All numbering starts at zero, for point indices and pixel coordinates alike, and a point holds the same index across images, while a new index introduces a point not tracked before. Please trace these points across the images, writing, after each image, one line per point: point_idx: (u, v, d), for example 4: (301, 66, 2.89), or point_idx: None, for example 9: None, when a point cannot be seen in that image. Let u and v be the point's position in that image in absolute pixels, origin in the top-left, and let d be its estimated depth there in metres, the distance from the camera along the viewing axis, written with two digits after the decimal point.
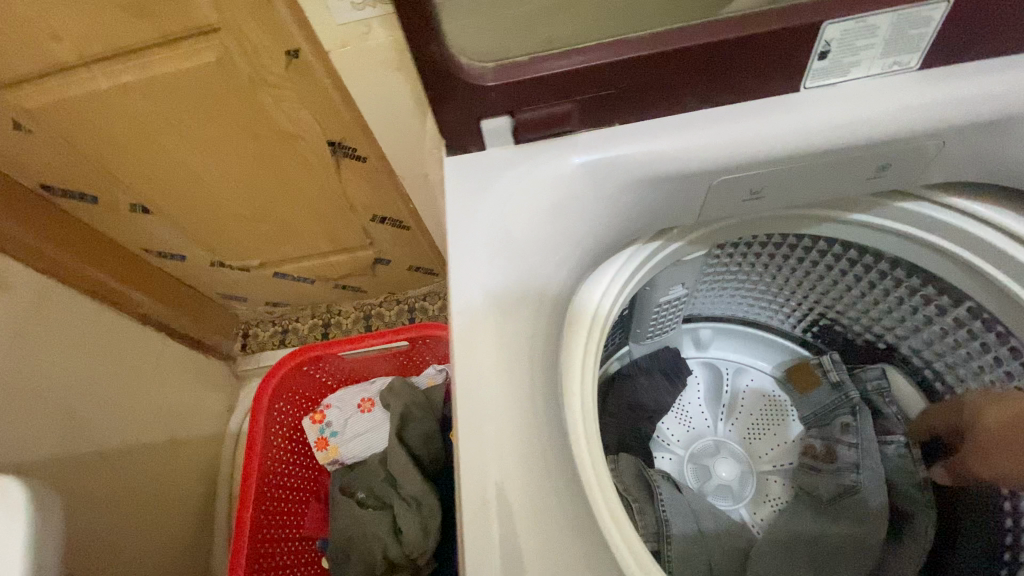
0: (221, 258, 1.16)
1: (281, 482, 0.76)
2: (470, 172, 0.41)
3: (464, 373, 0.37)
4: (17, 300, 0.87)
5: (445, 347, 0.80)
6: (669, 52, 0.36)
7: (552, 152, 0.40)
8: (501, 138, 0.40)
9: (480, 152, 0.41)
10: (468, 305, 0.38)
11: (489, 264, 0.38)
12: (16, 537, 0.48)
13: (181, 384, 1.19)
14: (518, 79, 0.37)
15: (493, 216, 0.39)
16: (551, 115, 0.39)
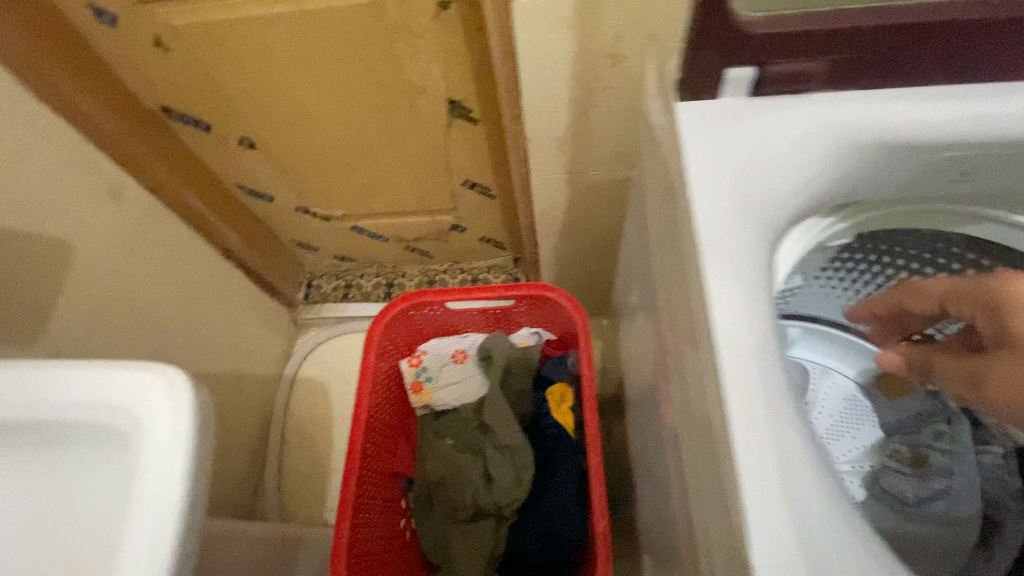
0: (308, 204, 1.19)
1: (379, 418, 0.78)
2: (707, 117, 0.48)
3: (716, 270, 0.42)
4: (122, 216, 0.89)
5: (548, 310, 0.81)
6: (923, 26, 0.43)
7: (786, 104, 0.48)
8: (740, 87, 0.48)
9: (717, 99, 0.48)
10: (717, 215, 0.44)
11: (733, 186, 0.45)
12: (183, 422, 0.49)
13: (250, 322, 1.21)
14: (786, 34, 0.43)
15: (735, 148, 0.46)
16: (795, 72, 0.47)
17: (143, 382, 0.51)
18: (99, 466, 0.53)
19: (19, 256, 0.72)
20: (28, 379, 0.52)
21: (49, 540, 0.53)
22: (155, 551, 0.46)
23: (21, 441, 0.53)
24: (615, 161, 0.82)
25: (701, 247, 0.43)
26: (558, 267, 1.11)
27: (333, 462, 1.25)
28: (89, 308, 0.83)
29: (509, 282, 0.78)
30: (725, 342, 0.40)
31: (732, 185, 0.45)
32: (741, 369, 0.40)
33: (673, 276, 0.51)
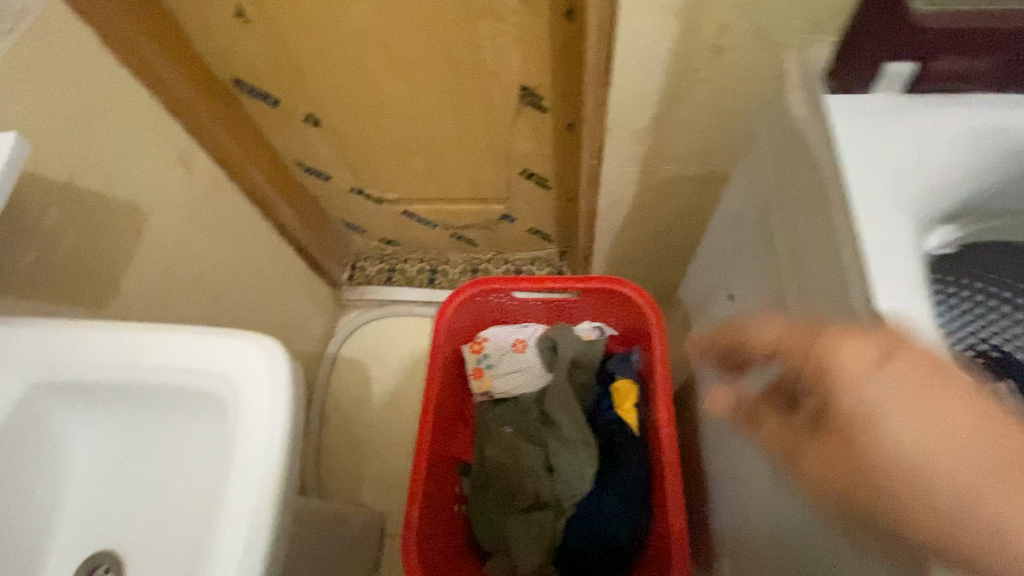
0: (362, 184, 1.18)
1: (445, 401, 0.80)
2: (861, 111, 0.44)
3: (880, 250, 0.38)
4: (190, 185, 0.89)
5: (614, 304, 0.80)
6: None
7: (941, 106, 0.45)
8: (893, 85, 0.45)
9: (867, 94, 0.45)
10: (879, 203, 0.39)
11: (888, 174, 0.41)
12: (280, 393, 0.49)
13: (297, 299, 1.22)
14: (962, 25, 0.41)
15: (890, 140, 0.43)
16: (957, 71, 0.44)
17: (242, 351, 0.51)
18: (202, 430, 0.54)
19: (101, 218, 0.73)
20: (128, 343, 0.52)
21: (155, 498, 0.55)
22: (252, 522, 0.45)
23: (124, 404, 0.54)
24: (693, 158, 0.80)
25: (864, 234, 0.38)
26: (612, 262, 1.09)
27: (371, 444, 1.25)
28: (156, 275, 0.83)
29: (580, 274, 0.77)
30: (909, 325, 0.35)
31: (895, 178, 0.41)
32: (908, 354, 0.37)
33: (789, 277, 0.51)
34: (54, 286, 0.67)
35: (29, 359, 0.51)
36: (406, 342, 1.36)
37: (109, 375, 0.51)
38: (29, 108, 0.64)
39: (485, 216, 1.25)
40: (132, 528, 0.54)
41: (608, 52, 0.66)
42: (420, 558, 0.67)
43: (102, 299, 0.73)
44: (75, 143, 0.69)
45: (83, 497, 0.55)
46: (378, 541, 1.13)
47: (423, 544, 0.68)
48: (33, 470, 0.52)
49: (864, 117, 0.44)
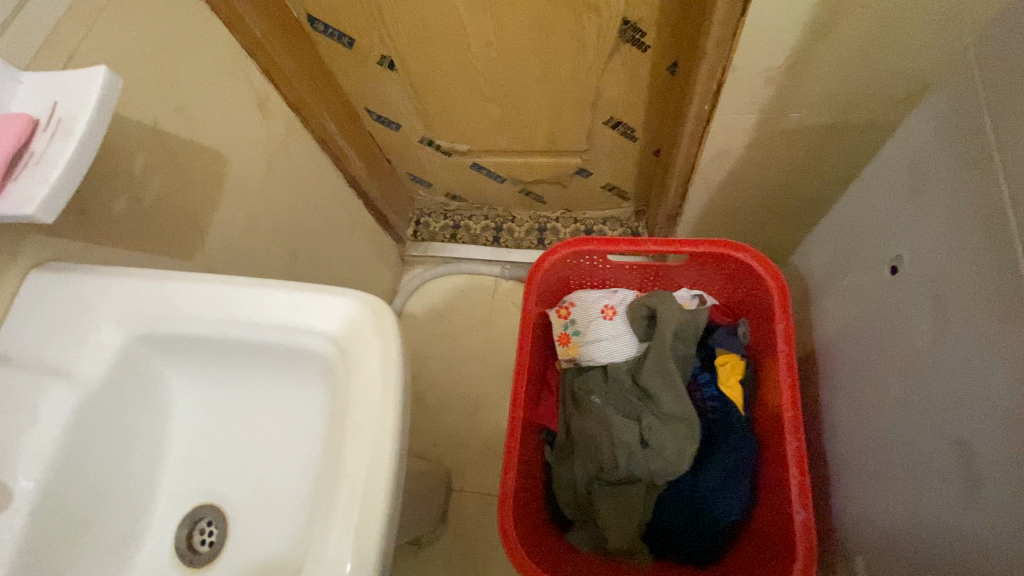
0: (433, 135, 1.12)
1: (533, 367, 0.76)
2: None
3: None
4: (267, 132, 0.86)
5: (723, 267, 0.74)
6: None
7: None
8: None
9: None
10: None
11: None
12: (390, 354, 0.45)
13: (364, 255, 1.20)
14: None
15: None
16: None
17: (349, 308, 0.48)
18: (302, 385, 0.52)
19: (186, 164, 0.70)
20: (229, 297, 0.49)
21: (258, 451, 0.54)
22: (369, 486, 0.42)
23: (223, 359, 0.52)
24: (826, 104, 0.69)
25: None
26: (702, 224, 1.00)
27: (436, 401, 1.24)
28: (238, 225, 0.81)
29: (690, 237, 0.71)
30: None
31: None
32: None
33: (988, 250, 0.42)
34: (148, 234, 0.65)
35: (130, 310, 0.49)
36: (471, 301, 1.32)
37: (209, 328, 0.49)
38: (114, 43, 0.60)
39: (560, 171, 1.17)
40: (237, 480, 0.54)
41: None
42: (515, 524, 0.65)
43: (190, 248, 0.71)
44: (159, 83, 0.66)
45: (185, 450, 0.55)
46: (445, 496, 1.14)
47: (517, 510, 0.66)
48: (140, 423, 0.51)
49: None
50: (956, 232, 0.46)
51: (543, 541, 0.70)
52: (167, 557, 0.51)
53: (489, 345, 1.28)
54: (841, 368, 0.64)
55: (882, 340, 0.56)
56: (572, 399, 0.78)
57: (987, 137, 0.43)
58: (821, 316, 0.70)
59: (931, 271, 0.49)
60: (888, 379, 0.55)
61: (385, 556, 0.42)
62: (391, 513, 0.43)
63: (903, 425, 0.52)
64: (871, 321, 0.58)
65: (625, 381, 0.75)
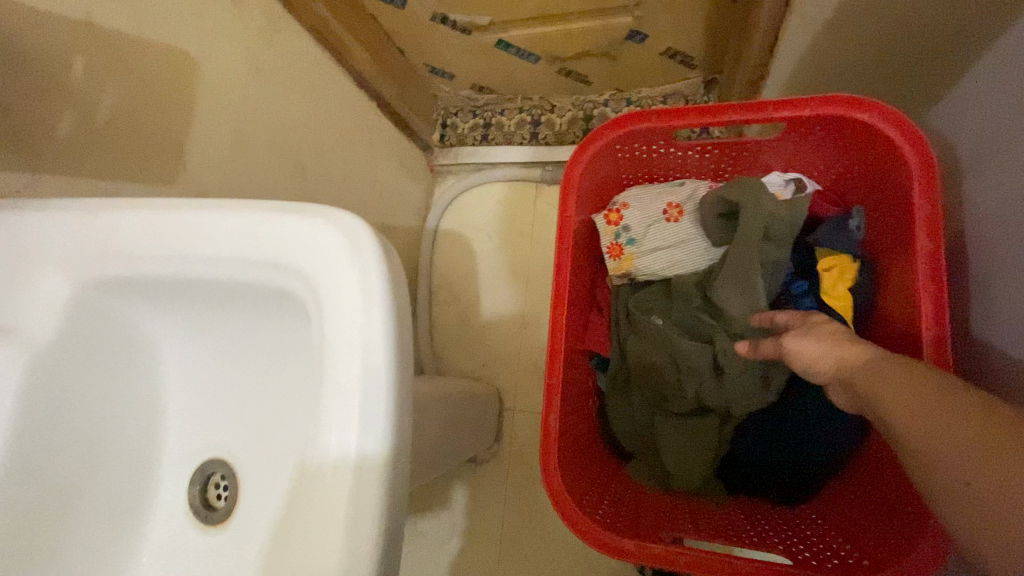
0: (447, 9, 0.92)
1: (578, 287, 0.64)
2: None
3: None
4: (241, 23, 0.71)
5: (834, 136, 0.54)
6: None
7: None
8: None
9: None
10: None
11: None
12: (374, 288, 0.34)
13: (386, 167, 1.07)
14: None
15: None
16: None
17: (322, 235, 0.36)
18: (290, 329, 0.43)
19: (143, 70, 0.58)
20: (179, 228, 0.39)
21: (256, 406, 0.46)
22: (361, 443, 0.33)
23: (197, 302, 0.44)
24: None
25: None
26: (797, 84, 0.77)
27: (480, 322, 1.16)
28: (226, 142, 0.70)
29: (789, 98, 0.52)
30: None
31: None
32: None
33: None
34: (111, 159, 0.56)
35: (70, 250, 0.40)
36: (511, 210, 1.18)
37: (166, 268, 0.40)
38: None
39: (606, 39, 0.94)
40: (240, 436, 0.47)
41: None
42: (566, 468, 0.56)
43: (172, 173, 0.62)
44: None
45: (183, 405, 0.48)
46: (497, 418, 1.09)
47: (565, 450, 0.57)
48: (120, 377, 0.45)
49: None
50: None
51: (603, 479, 0.62)
52: (180, 514, 0.46)
53: (534, 258, 1.16)
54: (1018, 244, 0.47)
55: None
56: (628, 321, 0.66)
57: None
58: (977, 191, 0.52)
59: None
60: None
61: (392, 498, 0.33)
62: (396, 445, 0.34)
63: None
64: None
65: (695, 298, 0.62)
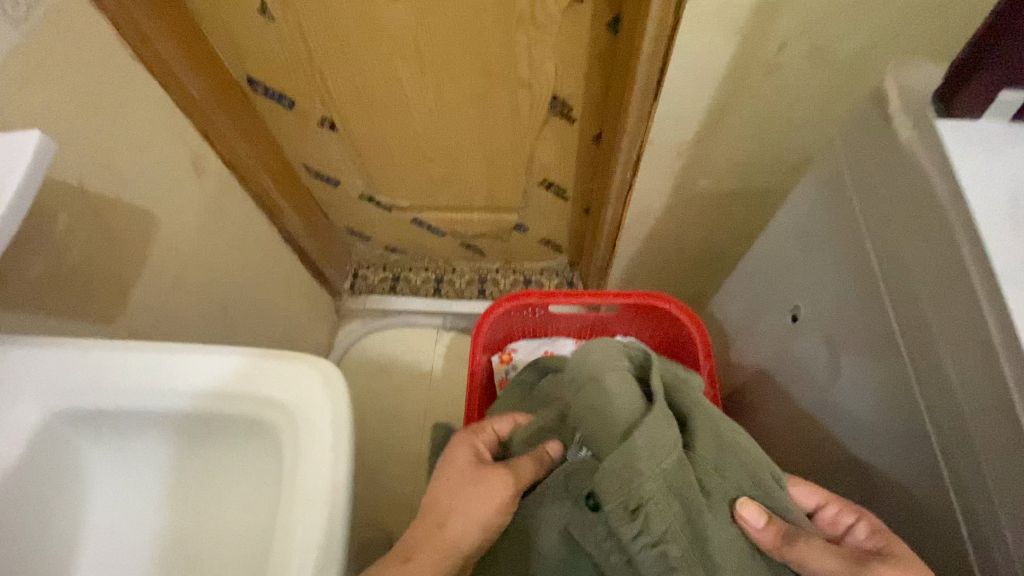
0: (373, 190, 1.14)
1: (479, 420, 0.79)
2: (973, 136, 0.42)
3: (1000, 265, 0.37)
4: (200, 190, 0.84)
5: (654, 316, 0.81)
6: None
7: None
8: (998, 113, 0.42)
9: (973, 122, 0.42)
10: (1003, 245, 0.37)
11: (999, 193, 0.40)
12: (342, 422, 0.45)
13: (298, 310, 1.17)
14: None
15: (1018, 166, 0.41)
16: None
17: (303, 375, 0.47)
18: (245, 454, 0.50)
19: (111, 223, 0.67)
20: (165, 366, 0.47)
21: (191, 529, 0.50)
22: (322, 545, 0.41)
23: (156, 431, 0.50)
24: (727, 173, 0.80)
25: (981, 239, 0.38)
26: (632, 274, 1.08)
27: (374, 462, 1.19)
28: (165, 284, 0.77)
29: (623, 290, 0.78)
30: (1007, 274, 0.36)
31: (1004, 189, 0.40)
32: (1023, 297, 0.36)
33: (857, 271, 0.51)
34: (64, 298, 0.61)
35: (51, 382, 0.46)
36: (411, 354, 1.31)
37: (146, 399, 0.47)
38: (42, 101, 0.58)
39: (497, 226, 1.22)
40: (163, 566, 0.49)
41: (659, 70, 0.66)
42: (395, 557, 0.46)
43: (112, 311, 0.67)
44: (86, 140, 0.64)
45: (105, 537, 0.49)
46: None
47: (426, 554, 0.46)
48: (54, 505, 0.46)
49: (977, 149, 0.42)
50: (847, 282, 0.53)
51: None
52: None
53: (431, 398, 1.27)
54: (767, 399, 0.71)
55: (831, 430, 0.57)
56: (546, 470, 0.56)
57: (839, 166, 0.54)
58: (735, 359, 0.80)
59: (788, 256, 0.64)
60: (847, 472, 0.56)
61: None
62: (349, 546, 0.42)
63: (821, 376, 0.58)
64: (802, 372, 0.62)
65: (662, 514, 0.48)
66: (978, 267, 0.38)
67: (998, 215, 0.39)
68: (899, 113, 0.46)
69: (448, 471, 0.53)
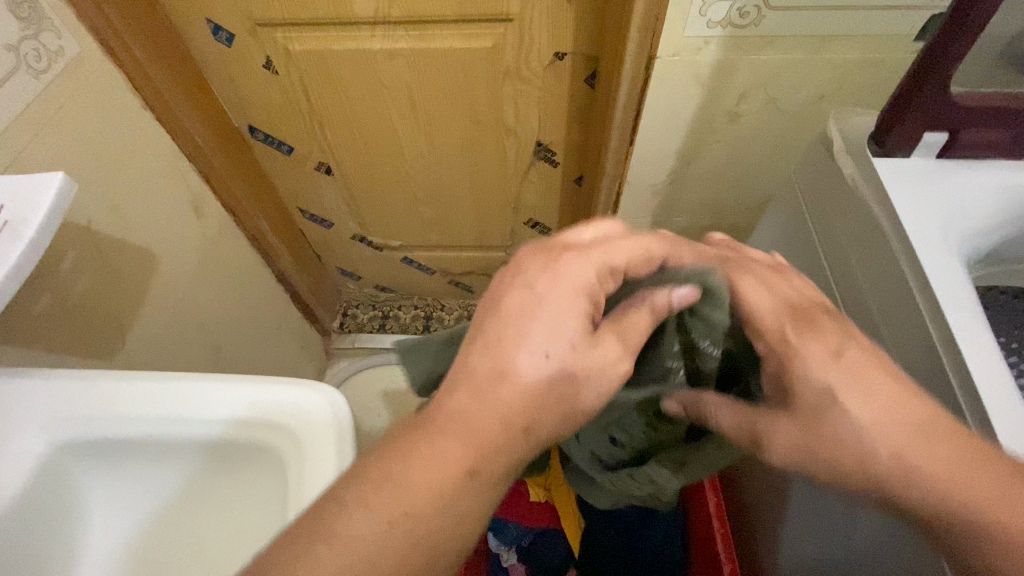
0: (365, 231, 1.18)
1: None
2: (905, 171, 0.48)
3: (938, 284, 0.42)
4: (199, 230, 0.87)
5: None
6: None
7: (973, 170, 0.48)
8: (926, 152, 0.48)
9: (905, 159, 0.49)
10: (939, 266, 0.43)
11: (931, 221, 0.45)
12: (346, 445, 0.47)
13: (287, 349, 1.17)
14: (982, 103, 0.45)
15: (944, 198, 0.47)
16: (989, 140, 0.47)
17: (304, 398, 0.49)
18: (242, 481, 0.51)
19: (116, 261, 0.70)
20: (169, 394, 0.49)
21: (185, 562, 0.50)
22: None
23: (151, 460, 0.50)
24: (700, 209, 0.86)
25: (920, 260, 0.43)
26: None
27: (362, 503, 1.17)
28: (162, 321, 0.79)
29: None
30: (942, 291, 0.41)
31: (935, 218, 0.45)
32: (961, 312, 0.41)
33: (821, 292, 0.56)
34: (65, 335, 0.62)
35: (54, 414, 0.47)
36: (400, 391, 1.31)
37: (145, 426, 0.48)
38: (59, 146, 0.62)
39: (485, 263, 1.27)
40: None
41: (634, 117, 0.72)
42: (441, 468, 0.35)
43: (110, 347, 0.69)
44: (96, 182, 0.67)
45: None
46: None
47: (496, 467, 0.37)
48: (42, 535, 0.47)
49: (912, 184, 0.48)
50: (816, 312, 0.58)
51: None
52: None
53: None
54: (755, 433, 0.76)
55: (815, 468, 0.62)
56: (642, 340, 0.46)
57: (800, 200, 0.60)
58: None
59: None
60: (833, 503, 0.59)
61: None
62: None
63: None
64: None
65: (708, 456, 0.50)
66: (919, 285, 0.43)
67: (931, 240, 0.44)
68: (843, 153, 0.52)
69: (553, 343, 0.39)
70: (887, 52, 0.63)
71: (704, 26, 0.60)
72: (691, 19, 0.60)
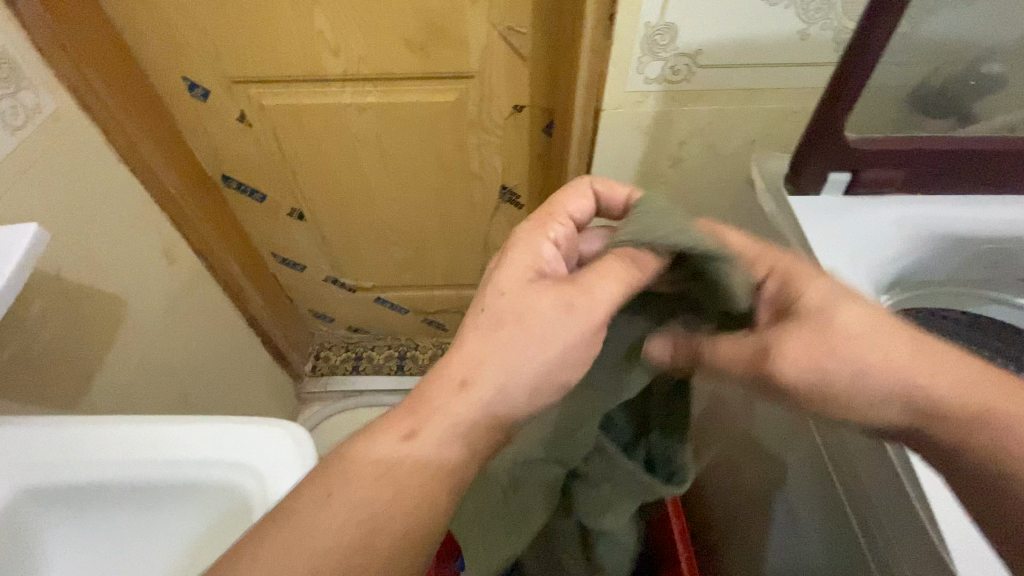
0: (337, 273, 1.21)
1: None
2: (817, 208, 0.55)
3: None
4: (170, 278, 0.88)
5: None
6: (985, 153, 0.53)
7: (873, 206, 0.55)
8: (835, 190, 0.55)
9: (818, 197, 0.55)
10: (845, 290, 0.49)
11: (839, 252, 0.52)
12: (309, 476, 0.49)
13: (258, 393, 1.17)
14: (876, 148, 0.52)
15: (850, 230, 0.54)
16: (885, 179, 0.54)
17: (280, 440, 0.51)
18: (214, 528, 0.52)
19: (84, 311, 0.70)
20: (134, 437, 0.52)
21: None
22: None
23: (139, 502, 0.52)
24: None
25: None
26: None
27: None
28: (128, 368, 0.79)
29: None
30: None
31: (842, 249, 0.52)
32: None
33: None
34: (29, 386, 0.63)
35: (26, 459, 0.50)
36: None
37: (134, 470, 0.50)
38: (33, 201, 0.64)
39: (458, 302, 1.29)
40: None
41: (588, 163, 0.78)
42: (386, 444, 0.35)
43: (74, 397, 0.69)
44: (69, 234, 0.69)
45: None
46: None
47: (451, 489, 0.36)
48: None
49: (823, 219, 0.54)
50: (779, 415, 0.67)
51: None
52: None
53: None
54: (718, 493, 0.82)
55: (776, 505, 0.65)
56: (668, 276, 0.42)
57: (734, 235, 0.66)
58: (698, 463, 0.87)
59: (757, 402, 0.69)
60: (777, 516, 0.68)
61: None
62: None
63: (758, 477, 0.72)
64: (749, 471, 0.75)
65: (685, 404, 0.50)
66: None
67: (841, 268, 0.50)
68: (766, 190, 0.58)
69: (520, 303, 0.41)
70: (805, 102, 0.71)
71: (642, 83, 0.67)
72: (630, 77, 0.66)
